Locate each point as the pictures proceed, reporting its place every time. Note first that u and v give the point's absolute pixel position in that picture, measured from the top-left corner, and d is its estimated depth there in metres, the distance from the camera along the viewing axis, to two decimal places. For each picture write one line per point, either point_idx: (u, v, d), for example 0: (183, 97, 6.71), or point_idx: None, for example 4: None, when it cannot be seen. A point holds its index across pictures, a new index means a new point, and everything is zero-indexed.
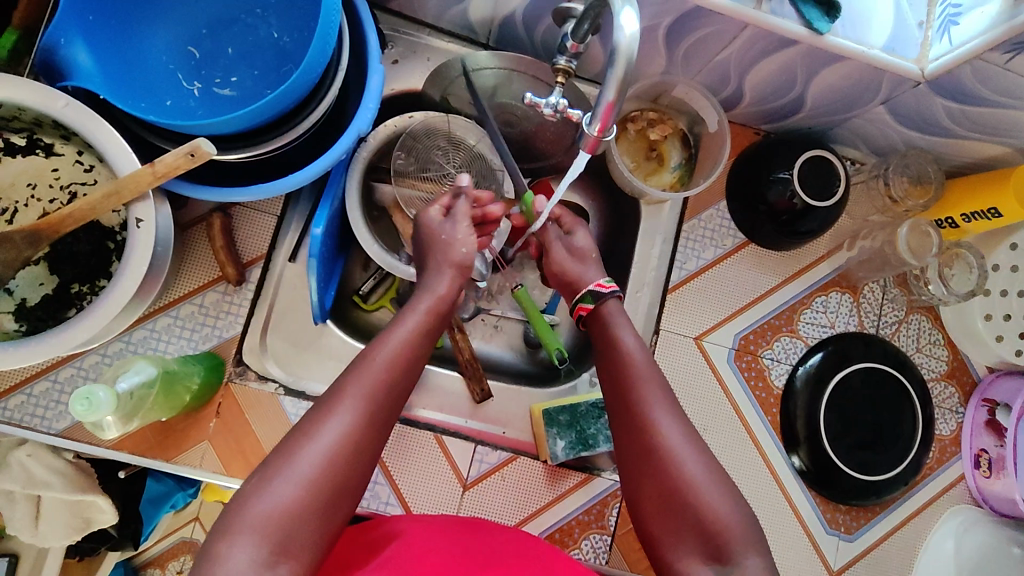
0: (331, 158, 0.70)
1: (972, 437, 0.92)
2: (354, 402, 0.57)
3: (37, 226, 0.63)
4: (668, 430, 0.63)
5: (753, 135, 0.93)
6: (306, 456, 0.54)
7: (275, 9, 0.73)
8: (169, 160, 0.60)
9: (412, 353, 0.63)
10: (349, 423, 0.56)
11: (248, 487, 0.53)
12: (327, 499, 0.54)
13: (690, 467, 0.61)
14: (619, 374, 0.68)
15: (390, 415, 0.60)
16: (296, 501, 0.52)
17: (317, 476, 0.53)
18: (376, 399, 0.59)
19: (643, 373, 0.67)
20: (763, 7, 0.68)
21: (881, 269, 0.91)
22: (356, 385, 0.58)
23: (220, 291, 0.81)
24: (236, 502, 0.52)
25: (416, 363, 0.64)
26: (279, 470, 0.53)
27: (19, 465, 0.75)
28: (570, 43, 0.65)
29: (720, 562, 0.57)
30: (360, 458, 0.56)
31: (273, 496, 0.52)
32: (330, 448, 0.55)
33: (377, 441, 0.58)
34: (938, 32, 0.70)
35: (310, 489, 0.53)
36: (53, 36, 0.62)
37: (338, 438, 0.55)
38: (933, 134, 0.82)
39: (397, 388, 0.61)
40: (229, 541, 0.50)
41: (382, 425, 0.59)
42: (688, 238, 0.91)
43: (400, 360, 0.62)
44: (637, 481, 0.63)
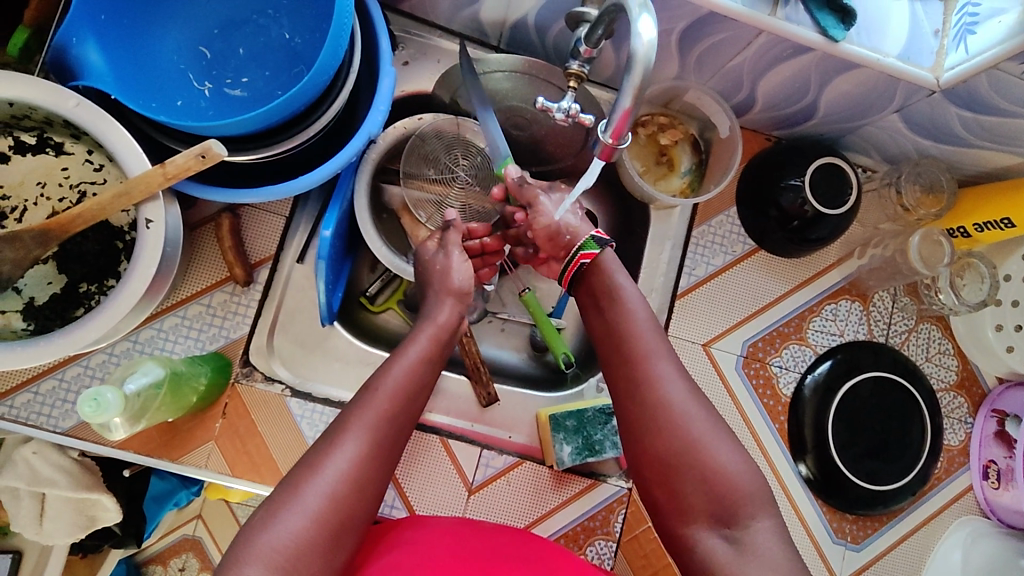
0: (341, 160, 0.70)
1: (981, 448, 0.91)
2: (359, 433, 0.58)
3: (46, 226, 0.62)
4: (671, 388, 0.65)
5: (764, 141, 0.93)
6: (313, 488, 0.54)
7: (287, 9, 0.73)
8: (180, 162, 0.60)
9: (417, 382, 0.63)
10: (356, 455, 0.57)
11: (254, 522, 0.53)
12: (334, 532, 0.54)
13: (702, 438, 0.62)
14: (620, 332, 0.70)
15: (397, 446, 0.60)
16: (304, 534, 0.52)
17: (324, 509, 0.54)
18: (382, 430, 0.59)
19: (648, 339, 0.68)
20: (778, 13, 0.67)
21: (893, 277, 0.90)
22: (361, 415, 0.59)
23: (228, 291, 0.81)
24: (242, 537, 0.53)
25: (421, 392, 0.64)
26: (286, 504, 0.53)
27: (25, 462, 0.78)
28: (583, 48, 0.66)
29: (727, 523, 0.59)
30: (366, 491, 0.57)
31: (281, 529, 0.52)
32: (336, 479, 0.55)
33: (383, 472, 0.59)
34: (954, 41, 0.70)
35: (318, 522, 0.53)
36: (66, 35, 0.61)
37: (345, 471, 0.55)
38: (946, 143, 0.81)
39: (402, 417, 0.61)
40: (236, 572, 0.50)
41: (388, 456, 0.59)
42: (698, 244, 0.90)
43: (406, 390, 0.62)
44: (638, 442, 0.65)
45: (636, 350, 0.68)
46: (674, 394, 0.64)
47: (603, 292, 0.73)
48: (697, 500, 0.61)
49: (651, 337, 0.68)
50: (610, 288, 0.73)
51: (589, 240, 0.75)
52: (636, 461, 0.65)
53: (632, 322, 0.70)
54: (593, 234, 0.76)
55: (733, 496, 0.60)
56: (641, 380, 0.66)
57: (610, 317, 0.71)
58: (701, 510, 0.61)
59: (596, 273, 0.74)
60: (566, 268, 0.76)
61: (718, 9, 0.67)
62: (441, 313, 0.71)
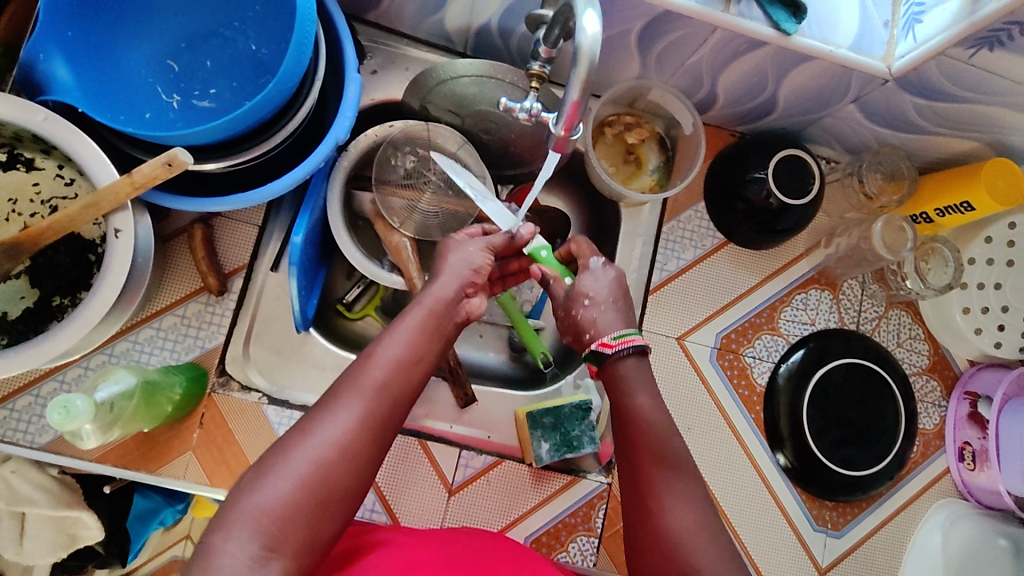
0: (310, 166, 0.71)
1: (955, 430, 0.92)
2: (354, 400, 0.56)
3: (16, 240, 0.63)
4: (679, 517, 0.57)
5: (729, 136, 0.95)
6: (301, 452, 0.53)
7: (253, 20, 0.74)
8: (146, 171, 0.61)
9: (415, 351, 0.62)
10: (351, 421, 0.55)
11: (243, 483, 0.52)
12: (323, 499, 0.52)
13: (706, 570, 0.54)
14: (632, 444, 0.63)
15: (396, 412, 0.58)
16: (289, 497, 0.51)
17: (311, 472, 0.52)
18: (378, 397, 0.58)
19: (661, 457, 0.61)
20: (731, 9, 0.70)
21: (859, 265, 0.92)
22: (353, 384, 0.57)
23: (202, 301, 0.81)
24: (231, 496, 0.52)
25: (422, 360, 0.62)
26: (274, 467, 0.52)
27: (2, 481, 0.75)
28: (541, 49, 0.67)
29: None
30: (358, 462, 0.55)
31: (268, 492, 0.51)
32: (327, 445, 0.54)
33: (379, 441, 0.57)
34: (903, 31, 0.72)
35: (304, 486, 0.52)
36: (31, 52, 0.63)
37: (337, 436, 0.54)
38: (903, 131, 0.83)
39: (400, 385, 0.60)
40: (222, 534, 0.49)
41: (386, 422, 0.57)
42: (668, 239, 0.92)
43: (405, 359, 0.61)
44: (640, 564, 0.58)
45: (647, 464, 0.61)
46: (680, 520, 0.57)
47: (618, 399, 0.66)
48: None
49: (670, 461, 0.61)
50: (625, 405, 0.65)
51: (589, 353, 0.70)
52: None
53: (651, 442, 0.62)
54: (592, 349, 0.69)
55: None
56: (652, 512, 0.58)
57: (624, 429, 0.64)
58: None
59: (614, 381, 0.67)
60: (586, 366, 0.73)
61: (671, 6, 0.69)
62: (439, 284, 0.68)
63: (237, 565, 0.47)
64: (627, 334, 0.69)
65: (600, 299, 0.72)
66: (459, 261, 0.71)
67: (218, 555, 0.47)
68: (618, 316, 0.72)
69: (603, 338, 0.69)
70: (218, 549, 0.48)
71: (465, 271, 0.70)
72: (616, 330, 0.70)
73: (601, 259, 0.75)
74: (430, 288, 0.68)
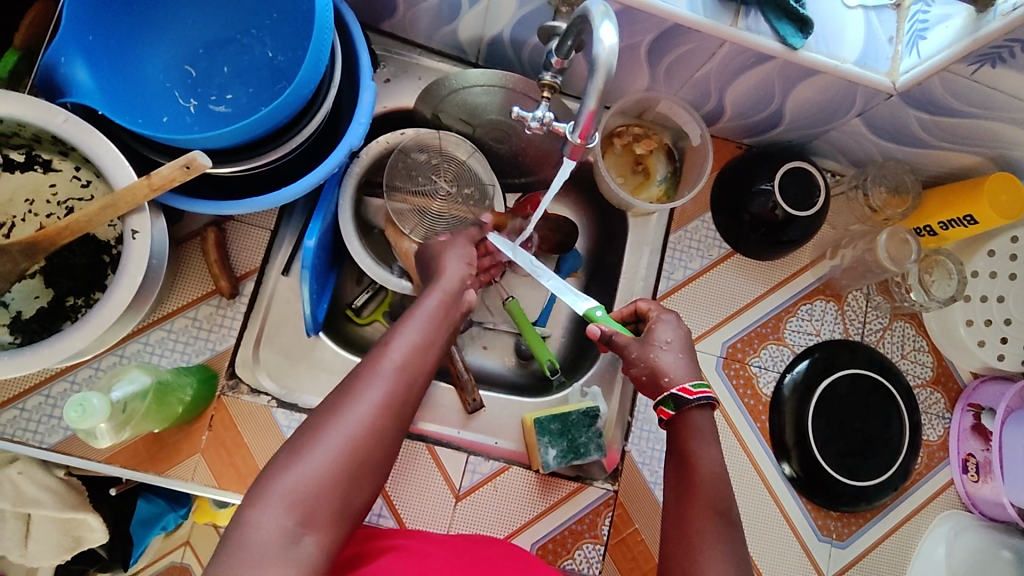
0: (324, 171, 0.72)
1: (959, 442, 0.93)
2: (382, 377, 0.57)
3: (33, 239, 0.64)
4: None
5: (736, 148, 0.96)
6: (336, 429, 0.53)
7: (271, 28, 0.76)
8: (165, 173, 0.61)
9: (431, 333, 0.63)
10: (379, 398, 0.56)
11: (275, 462, 0.52)
12: (354, 472, 0.53)
13: None
14: (683, 495, 0.62)
15: (418, 390, 0.59)
16: (326, 474, 0.52)
17: (347, 448, 0.53)
18: (403, 374, 0.58)
19: (711, 508, 0.61)
20: (739, 24, 0.71)
21: (864, 276, 0.93)
22: (380, 363, 0.58)
23: (214, 304, 0.82)
24: (262, 476, 0.52)
25: (437, 341, 0.64)
26: (308, 444, 0.52)
27: (11, 482, 0.78)
28: (554, 59, 0.68)
29: None
30: (386, 438, 0.55)
31: (304, 469, 0.51)
32: (358, 422, 0.54)
33: (404, 417, 0.58)
34: (907, 47, 0.73)
35: (340, 462, 0.52)
36: (54, 55, 0.64)
37: (367, 413, 0.55)
38: (907, 145, 0.85)
39: (421, 364, 0.61)
40: (256, 511, 0.49)
41: (411, 400, 0.58)
42: (675, 248, 0.93)
43: (423, 341, 0.62)
44: None
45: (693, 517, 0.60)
46: None
47: (678, 452, 0.65)
48: None
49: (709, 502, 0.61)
50: (689, 450, 0.65)
51: (666, 397, 0.68)
52: None
53: (703, 496, 0.61)
54: (673, 391, 0.68)
55: None
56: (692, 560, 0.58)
57: (681, 480, 0.64)
58: None
59: (685, 432, 0.66)
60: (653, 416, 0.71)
61: (681, 20, 0.70)
62: (447, 275, 0.72)
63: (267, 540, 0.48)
64: (704, 385, 0.69)
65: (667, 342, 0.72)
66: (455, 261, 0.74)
67: (234, 546, 0.48)
68: (692, 365, 0.71)
69: (682, 383, 0.69)
70: (239, 543, 0.48)
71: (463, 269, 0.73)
72: (692, 377, 0.70)
73: (673, 315, 0.75)
74: (439, 278, 0.71)
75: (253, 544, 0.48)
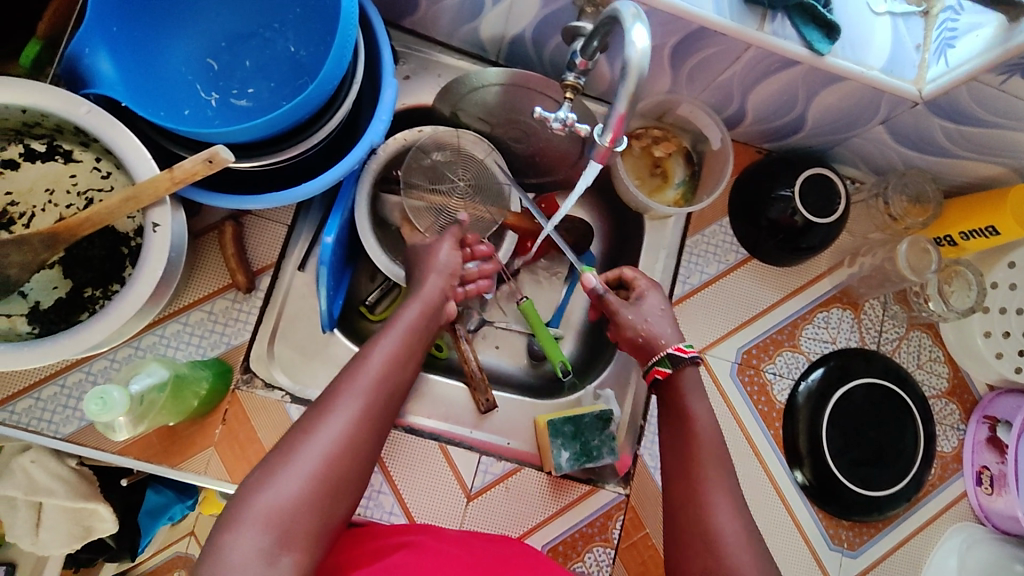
0: (345, 168, 0.72)
1: (973, 454, 0.92)
2: (355, 396, 0.59)
3: (54, 230, 0.63)
4: (721, 512, 0.62)
5: (755, 153, 0.95)
6: (310, 448, 0.55)
7: (293, 23, 0.75)
8: (187, 167, 0.61)
9: (405, 352, 0.65)
10: (352, 415, 0.58)
11: (250, 483, 0.53)
12: (330, 489, 0.54)
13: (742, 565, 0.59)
14: (681, 450, 0.68)
15: (389, 408, 0.61)
16: (301, 492, 0.53)
17: (322, 467, 0.54)
18: (376, 393, 0.60)
19: (709, 457, 0.66)
20: (766, 28, 0.70)
21: (882, 285, 0.92)
22: (352, 382, 0.60)
23: (230, 298, 0.82)
24: (242, 493, 0.52)
25: (409, 360, 0.66)
26: (283, 463, 0.54)
27: (23, 471, 0.78)
28: (578, 60, 0.68)
29: None
30: (361, 455, 0.57)
31: (280, 488, 0.52)
32: (331, 440, 0.56)
33: (377, 435, 0.59)
34: (935, 55, 0.72)
35: (314, 481, 0.53)
36: (78, 46, 0.63)
37: (341, 431, 0.56)
38: (930, 154, 0.84)
39: (393, 383, 0.63)
40: (235, 531, 0.49)
41: (382, 418, 0.60)
42: (692, 252, 0.92)
43: (396, 358, 0.64)
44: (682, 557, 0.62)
45: (693, 467, 0.66)
46: (721, 517, 0.62)
47: (675, 418, 0.71)
48: None
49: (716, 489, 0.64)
50: (683, 408, 0.71)
51: (663, 357, 0.74)
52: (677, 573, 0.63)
53: (703, 457, 0.66)
54: (669, 351, 0.74)
55: None
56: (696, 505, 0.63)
57: (682, 449, 0.68)
58: None
59: (678, 390, 0.72)
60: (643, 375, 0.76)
61: (707, 23, 0.70)
62: (425, 288, 0.74)
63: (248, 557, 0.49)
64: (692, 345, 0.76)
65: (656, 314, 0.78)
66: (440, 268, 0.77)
67: None
68: None
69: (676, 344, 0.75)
70: None
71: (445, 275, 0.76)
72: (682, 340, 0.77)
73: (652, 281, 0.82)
74: (418, 291, 0.74)
75: (236, 559, 0.48)
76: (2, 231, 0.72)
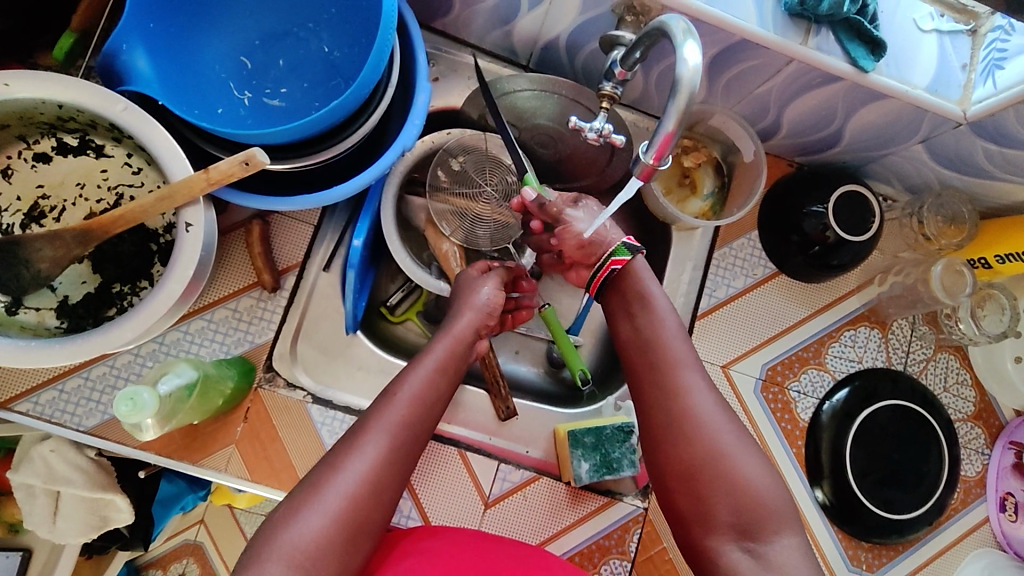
0: (376, 172, 0.71)
1: (998, 480, 0.91)
2: (381, 434, 0.59)
3: (87, 227, 0.63)
4: (698, 392, 0.64)
5: (787, 166, 0.94)
6: (335, 488, 0.56)
7: (328, 23, 0.75)
8: (224, 168, 0.61)
9: (434, 391, 0.64)
10: (377, 455, 0.58)
11: (276, 518, 0.55)
12: (352, 531, 0.55)
13: (728, 449, 0.62)
14: (647, 334, 0.69)
15: (415, 448, 0.61)
16: (324, 531, 0.54)
17: (344, 508, 0.55)
18: (402, 434, 0.60)
19: (673, 342, 0.68)
20: (810, 43, 0.69)
21: (912, 306, 0.91)
22: (380, 420, 0.60)
23: (254, 296, 0.81)
24: (267, 529, 0.54)
25: (439, 400, 0.65)
26: (307, 502, 0.55)
27: (42, 459, 0.79)
28: (617, 70, 0.67)
29: (749, 537, 0.59)
30: (383, 496, 0.58)
31: (303, 527, 0.54)
32: (355, 481, 0.56)
33: (403, 475, 0.60)
34: (982, 75, 0.71)
35: (336, 522, 0.55)
36: (116, 42, 0.63)
37: (365, 473, 0.57)
38: (969, 175, 0.82)
39: (421, 421, 0.62)
40: (258, 569, 0.52)
41: (408, 458, 0.60)
42: (719, 266, 0.91)
43: (425, 396, 0.63)
44: (663, 444, 0.64)
45: (661, 355, 0.67)
46: (699, 400, 0.64)
47: (636, 304, 0.71)
48: (724, 509, 0.60)
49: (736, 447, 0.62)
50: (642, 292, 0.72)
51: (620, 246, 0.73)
52: (661, 469, 0.64)
53: (667, 342, 0.68)
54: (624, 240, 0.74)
55: (759, 512, 0.59)
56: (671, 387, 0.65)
57: (646, 333, 0.69)
58: (724, 524, 0.60)
59: (632, 278, 0.73)
60: (597, 272, 0.74)
61: (750, 36, 0.68)
62: (458, 323, 0.71)
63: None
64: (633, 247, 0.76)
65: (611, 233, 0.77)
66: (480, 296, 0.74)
67: None
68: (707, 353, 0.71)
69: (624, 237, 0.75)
70: None
71: (482, 309, 0.73)
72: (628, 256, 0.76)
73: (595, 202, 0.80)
74: (449, 326, 0.71)
75: None
76: (33, 223, 0.72)
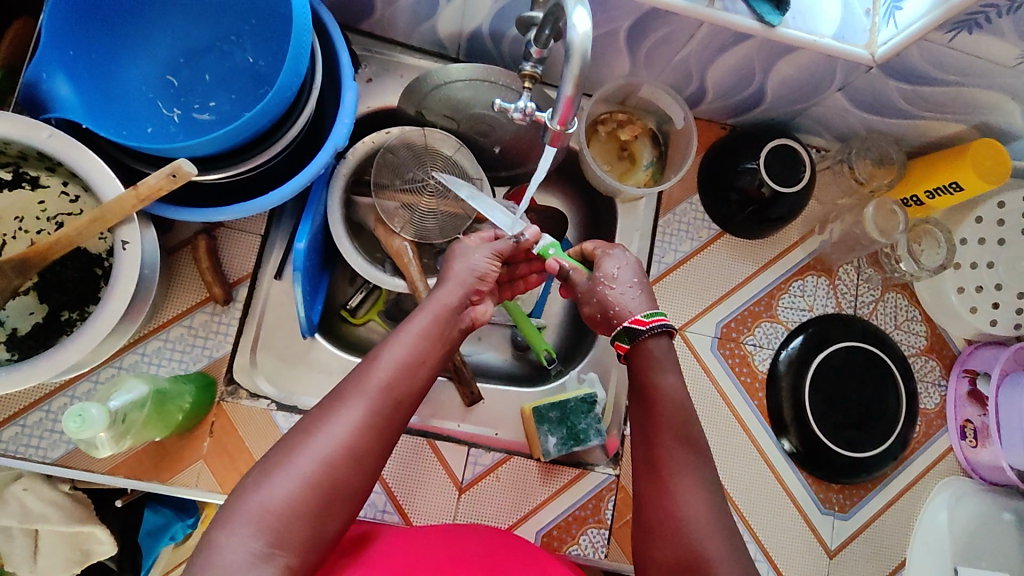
0: (310, 173, 0.72)
1: (956, 409, 0.94)
2: (358, 403, 0.56)
3: (25, 256, 0.64)
4: (687, 497, 0.59)
5: (720, 130, 0.97)
6: (309, 451, 0.53)
7: (250, 34, 0.76)
8: (151, 183, 0.62)
9: (419, 355, 0.62)
10: (355, 421, 0.55)
11: (249, 480, 0.53)
12: (326, 497, 0.53)
13: (710, 558, 0.55)
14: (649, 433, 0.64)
15: (400, 413, 0.59)
16: (294, 496, 0.52)
17: (317, 472, 0.53)
18: (382, 398, 0.58)
19: (675, 440, 0.62)
20: (715, 5, 0.71)
21: (853, 250, 0.94)
22: (358, 388, 0.57)
23: (208, 311, 0.82)
24: (236, 491, 0.53)
25: (424, 364, 0.62)
26: (279, 466, 0.53)
27: (16, 500, 0.73)
28: (533, 49, 0.68)
29: None
30: (362, 463, 0.55)
31: (274, 491, 0.51)
32: (330, 447, 0.54)
33: (385, 438, 0.57)
34: (884, 18, 0.73)
35: (308, 485, 0.52)
36: (35, 72, 0.64)
37: (339, 439, 0.54)
38: (890, 117, 0.85)
39: (404, 386, 0.59)
40: (227, 530, 0.50)
41: (391, 424, 0.58)
42: (664, 232, 0.93)
43: (409, 361, 0.61)
44: (648, 543, 0.59)
45: (658, 453, 0.62)
46: (687, 504, 0.58)
47: (642, 398, 0.66)
48: None
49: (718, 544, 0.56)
50: (650, 383, 0.66)
51: (621, 332, 0.70)
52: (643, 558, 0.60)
53: (664, 426, 0.63)
54: (627, 326, 0.70)
55: None
56: (662, 487, 0.60)
57: (647, 426, 0.64)
58: None
59: (643, 358, 0.67)
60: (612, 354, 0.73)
61: (658, 4, 0.71)
62: (443, 292, 0.69)
63: (239, 563, 0.49)
64: (656, 314, 0.70)
65: (626, 279, 0.73)
66: (464, 268, 0.71)
67: (218, 559, 0.49)
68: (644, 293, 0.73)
69: (636, 317, 0.70)
70: (214, 555, 0.49)
71: (469, 279, 0.70)
72: (644, 310, 0.71)
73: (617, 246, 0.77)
74: (436, 293, 0.68)
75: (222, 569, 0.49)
76: None
